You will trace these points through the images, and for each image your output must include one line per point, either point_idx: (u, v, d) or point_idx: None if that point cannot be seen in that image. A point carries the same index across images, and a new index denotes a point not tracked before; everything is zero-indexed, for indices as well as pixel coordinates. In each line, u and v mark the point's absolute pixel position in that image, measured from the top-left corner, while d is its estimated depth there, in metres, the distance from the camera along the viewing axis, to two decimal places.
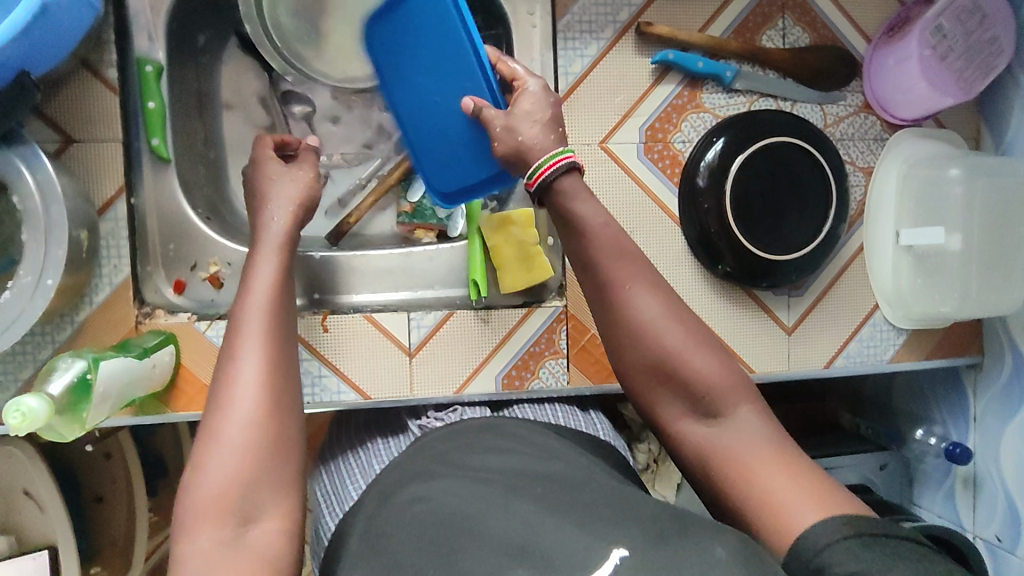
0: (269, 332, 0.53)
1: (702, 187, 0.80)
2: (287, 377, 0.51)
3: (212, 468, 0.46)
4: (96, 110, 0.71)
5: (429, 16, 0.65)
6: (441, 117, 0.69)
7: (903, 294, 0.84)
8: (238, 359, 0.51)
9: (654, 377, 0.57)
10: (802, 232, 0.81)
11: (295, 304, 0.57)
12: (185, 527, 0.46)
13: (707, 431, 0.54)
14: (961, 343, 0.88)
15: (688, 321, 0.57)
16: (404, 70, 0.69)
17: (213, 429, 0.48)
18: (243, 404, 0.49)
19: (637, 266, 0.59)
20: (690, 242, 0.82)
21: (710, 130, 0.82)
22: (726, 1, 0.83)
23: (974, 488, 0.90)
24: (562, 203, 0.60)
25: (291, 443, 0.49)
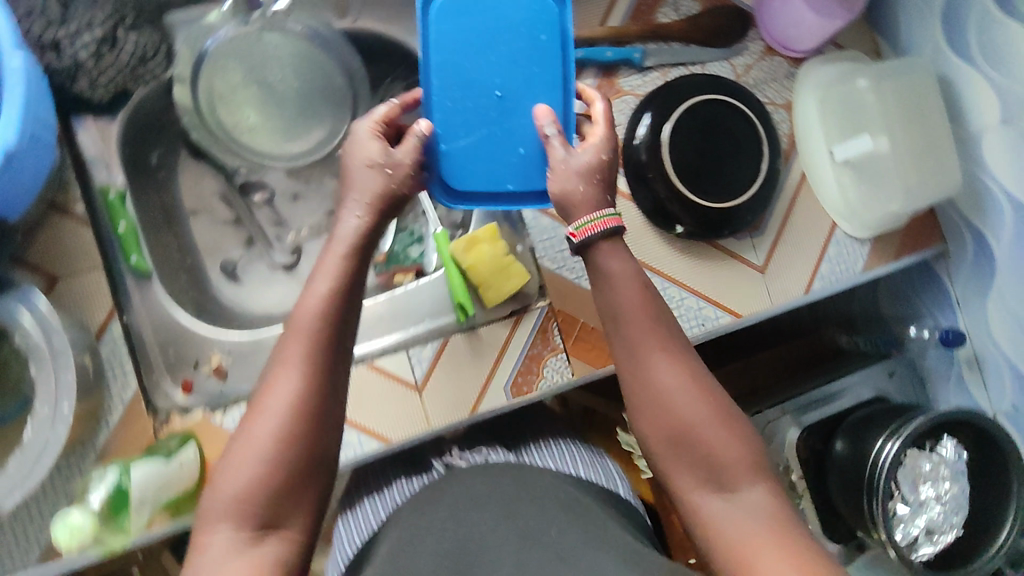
0: (315, 349, 0.56)
1: (643, 160, 0.85)
2: (325, 401, 0.55)
3: (240, 475, 0.52)
4: (73, 245, 0.76)
5: (522, 13, 0.65)
6: (507, 118, 0.66)
7: (853, 205, 0.89)
8: (283, 372, 0.55)
9: (672, 441, 0.59)
10: (744, 177, 0.86)
11: (351, 320, 0.58)
12: (208, 519, 0.52)
13: (719, 505, 0.56)
14: (923, 234, 0.93)
15: (709, 395, 0.59)
16: (480, 58, 0.65)
17: (248, 433, 0.53)
18: (279, 416, 0.53)
19: (660, 336, 0.61)
20: (647, 213, 0.87)
21: (636, 107, 0.88)
22: None
23: (978, 367, 0.94)
24: (607, 257, 0.62)
25: (312, 462, 0.54)
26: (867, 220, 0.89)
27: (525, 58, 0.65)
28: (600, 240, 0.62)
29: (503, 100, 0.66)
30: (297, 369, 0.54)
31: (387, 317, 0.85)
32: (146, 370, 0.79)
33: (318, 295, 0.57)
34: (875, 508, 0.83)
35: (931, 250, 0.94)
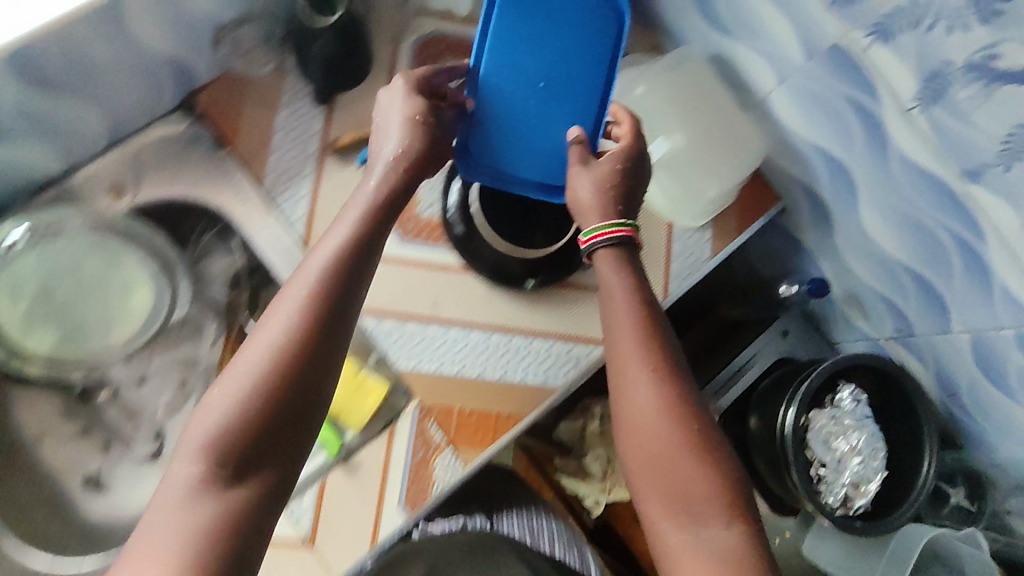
0: (319, 296, 0.55)
1: (462, 230, 0.85)
2: (328, 332, 0.54)
3: (210, 418, 0.51)
4: None
5: (583, 14, 0.70)
6: (547, 110, 0.71)
7: (679, 204, 0.89)
8: (304, 276, 0.56)
9: (649, 463, 0.60)
10: (563, 214, 0.87)
11: (371, 258, 0.59)
12: (181, 450, 0.52)
13: (687, 539, 0.58)
14: (761, 200, 0.95)
15: (694, 425, 0.61)
16: (539, 51, 0.70)
17: (251, 337, 0.54)
18: (274, 348, 0.53)
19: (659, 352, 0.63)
20: (488, 280, 0.86)
21: (444, 180, 0.88)
22: (390, 77, 0.88)
23: (856, 302, 0.98)
24: (607, 267, 0.66)
25: (301, 393, 0.53)
26: (698, 209, 0.90)
27: (579, 52, 0.71)
28: (609, 246, 0.66)
29: (544, 88, 0.71)
30: (285, 318, 0.54)
31: None
32: None
33: (327, 247, 0.57)
34: (793, 472, 0.86)
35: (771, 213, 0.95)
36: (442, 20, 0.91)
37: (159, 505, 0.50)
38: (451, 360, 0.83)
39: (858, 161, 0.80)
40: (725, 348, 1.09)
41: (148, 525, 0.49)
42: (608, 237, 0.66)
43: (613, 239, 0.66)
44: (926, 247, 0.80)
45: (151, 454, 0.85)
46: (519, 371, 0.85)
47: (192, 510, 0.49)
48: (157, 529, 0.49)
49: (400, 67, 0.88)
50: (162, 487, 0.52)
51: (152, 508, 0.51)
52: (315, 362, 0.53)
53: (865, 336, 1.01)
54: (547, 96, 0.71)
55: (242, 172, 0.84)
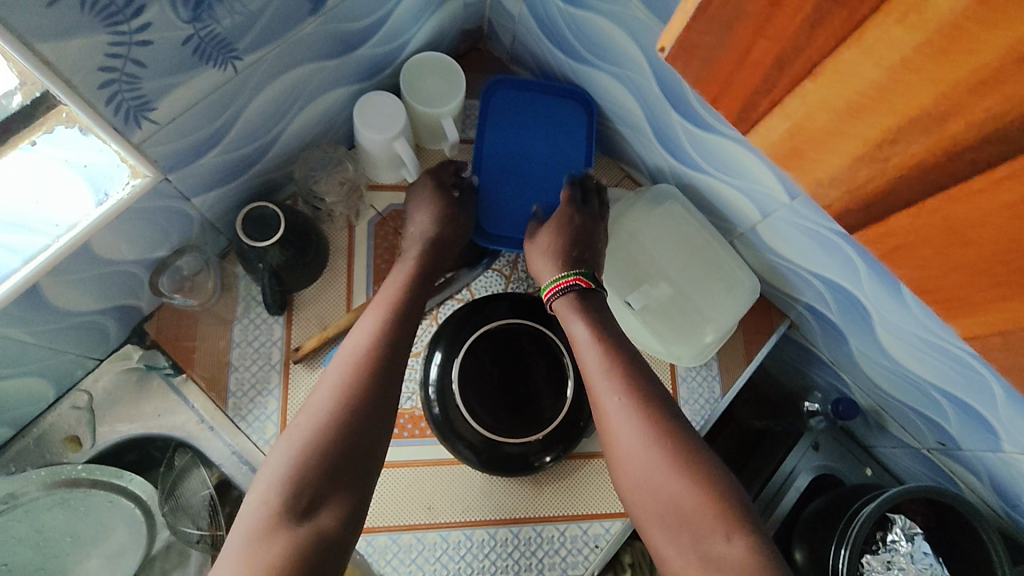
0: (364, 361, 0.61)
1: (440, 413, 0.77)
2: (388, 373, 0.61)
3: (268, 476, 0.54)
4: None
5: (559, 117, 0.87)
6: (543, 181, 0.85)
7: (674, 343, 0.83)
8: (351, 340, 0.64)
9: (640, 489, 0.61)
10: (553, 382, 0.79)
11: (409, 331, 0.66)
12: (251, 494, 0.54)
13: (700, 564, 0.55)
14: (764, 323, 0.90)
15: (679, 441, 0.61)
16: (548, 131, 0.87)
17: (311, 395, 0.60)
18: (323, 405, 0.57)
19: (642, 379, 0.66)
20: (483, 466, 0.77)
21: (421, 367, 0.82)
22: (350, 265, 0.86)
23: (887, 412, 0.90)
24: (563, 314, 0.74)
25: (364, 432, 0.57)
26: (700, 347, 0.83)
27: (563, 142, 0.86)
28: (573, 293, 0.74)
29: (529, 160, 0.86)
30: (340, 375, 0.59)
31: None
32: None
33: (363, 330, 0.65)
34: None
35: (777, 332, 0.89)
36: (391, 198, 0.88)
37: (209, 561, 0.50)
38: (455, 567, 0.76)
39: (867, 291, 0.72)
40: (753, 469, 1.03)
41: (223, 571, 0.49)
42: (567, 285, 0.74)
43: (572, 286, 0.74)
44: (959, 374, 0.71)
45: None
46: (534, 568, 0.78)
47: (257, 543, 0.50)
48: (234, 552, 0.50)
49: (360, 254, 0.86)
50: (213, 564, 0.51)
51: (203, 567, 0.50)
52: (378, 403, 0.59)
53: (905, 444, 0.92)
54: (534, 172, 0.86)
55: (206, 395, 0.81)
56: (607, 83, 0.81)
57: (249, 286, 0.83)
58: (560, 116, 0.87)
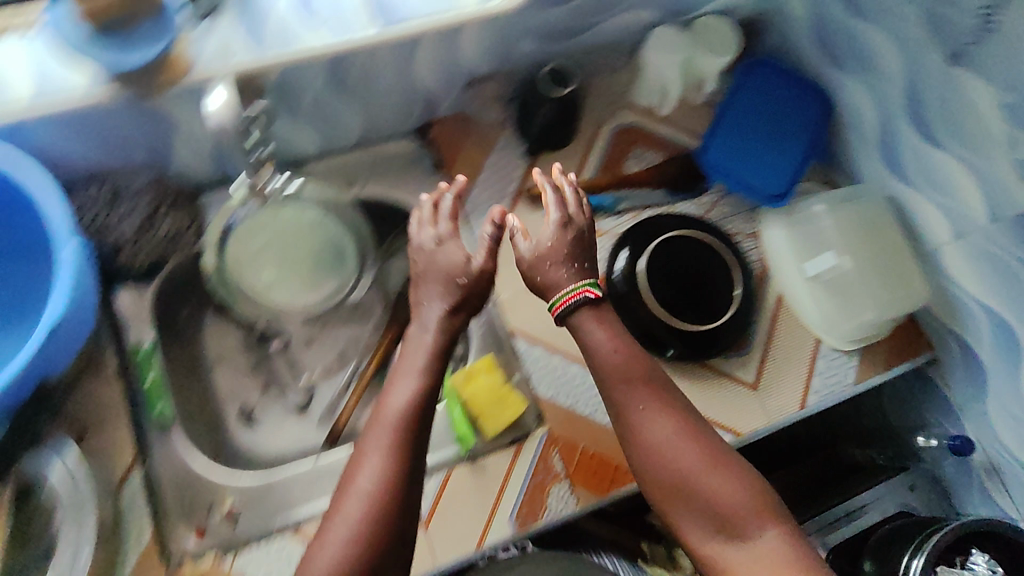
0: (396, 439, 0.68)
1: (624, 290, 0.91)
2: (399, 480, 0.66)
3: (336, 542, 0.63)
4: (101, 402, 0.82)
5: (803, 99, 1.00)
6: (771, 143, 0.99)
7: (830, 316, 0.92)
8: (363, 465, 0.67)
9: (679, 498, 0.71)
10: (718, 305, 0.92)
11: (416, 440, 0.69)
12: (310, 552, 0.64)
13: (739, 554, 0.67)
14: (910, 345, 0.96)
15: (705, 451, 0.72)
16: (790, 107, 1.00)
17: (343, 498, 0.65)
18: (373, 477, 0.66)
19: (655, 392, 0.75)
20: (635, 338, 0.91)
21: (614, 245, 0.95)
22: (588, 149, 1.01)
23: (998, 474, 0.93)
24: (580, 321, 0.78)
25: (395, 519, 0.65)
26: (847, 334, 0.92)
27: (799, 119, 1.00)
28: (566, 312, 0.78)
29: (765, 122, 1.00)
30: (361, 494, 0.65)
31: None
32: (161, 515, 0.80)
33: (404, 390, 0.72)
34: None
35: (921, 360, 0.96)
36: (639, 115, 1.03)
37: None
38: (587, 401, 0.88)
39: None
40: (830, 493, 1.06)
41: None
42: (561, 306, 0.78)
43: (565, 304, 0.78)
44: None
45: (299, 407, 0.98)
46: None
47: None
48: None
49: (599, 143, 1.01)
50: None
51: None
52: (391, 509, 0.65)
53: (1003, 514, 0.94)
54: (764, 134, 1.00)
55: None
56: (860, 90, 0.95)
57: (512, 128, 1.00)
58: (804, 98, 1.00)
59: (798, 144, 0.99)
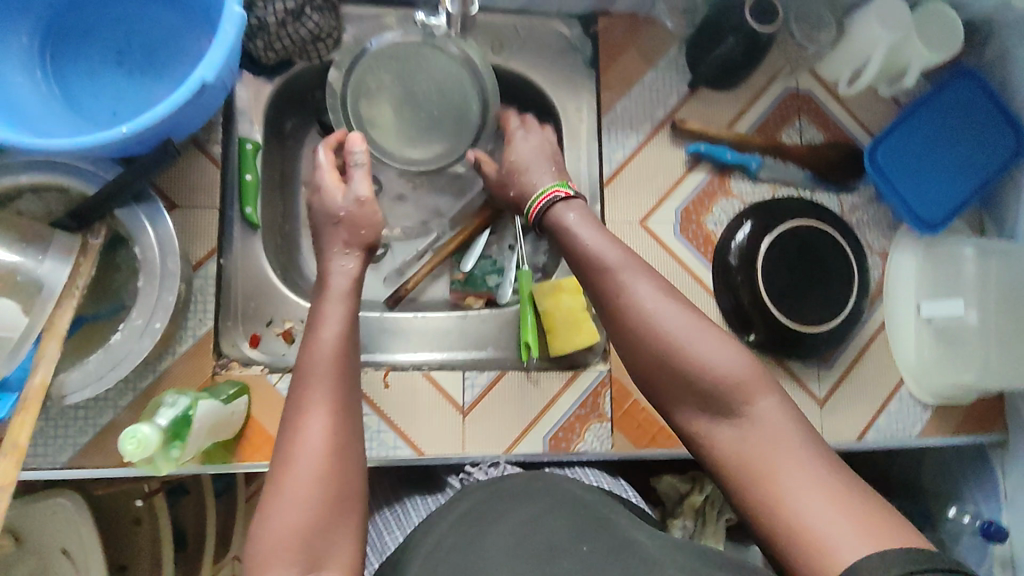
0: (335, 386, 0.65)
1: (733, 265, 0.86)
2: (347, 426, 0.63)
3: (288, 503, 0.58)
4: (199, 181, 0.79)
5: (1000, 124, 0.87)
6: (946, 165, 0.88)
7: (926, 365, 0.88)
8: (304, 414, 0.63)
9: (667, 377, 0.61)
10: (826, 311, 0.86)
11: (351, 377, 0.67)
12: (263, 517, 0.58)
13: (733, 430, 0.58)
14: (985, 420, 0.91)
15: (690, 314, 0.62)
16: (983, 128, 0.88)
17: (289, 453, 0.61)
18: (320, 429, 0.62)
19: (635, 265, 0.65)
20: (724, 312, 0.88)
21: (739, 213, 0.89)
22: (750, 101, 0.91)
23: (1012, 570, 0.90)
24: (558, 217, 0.72)
25: (349, 469, 0.61)
26: (931, 387, 0.88)
27: (988, 145, 0.87)
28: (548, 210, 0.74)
29: (950, 139, 0.88)
30: (299, 445, 0.61)
31: (448, 334, 0.88)
32: (223, 310, 0.81)
33: (334, 322, 0.69)
34: None
35: (989, 437, 0.91)
36: (819, 83, 0.93)
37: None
38: None
39: None
40: None
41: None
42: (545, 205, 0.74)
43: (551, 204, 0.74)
44: None
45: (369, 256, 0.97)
46: None
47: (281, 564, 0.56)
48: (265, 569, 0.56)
49: (764, 99, 0.92)
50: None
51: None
52: (340, 454, 0.61)
53: None
54: (942, 150, 0.88)
55: (589, 96, 0.92)
56: None
57: (681, 52, 0.90)
58: (1002, 123, 0.87)
59: (979, 176, 0.87)
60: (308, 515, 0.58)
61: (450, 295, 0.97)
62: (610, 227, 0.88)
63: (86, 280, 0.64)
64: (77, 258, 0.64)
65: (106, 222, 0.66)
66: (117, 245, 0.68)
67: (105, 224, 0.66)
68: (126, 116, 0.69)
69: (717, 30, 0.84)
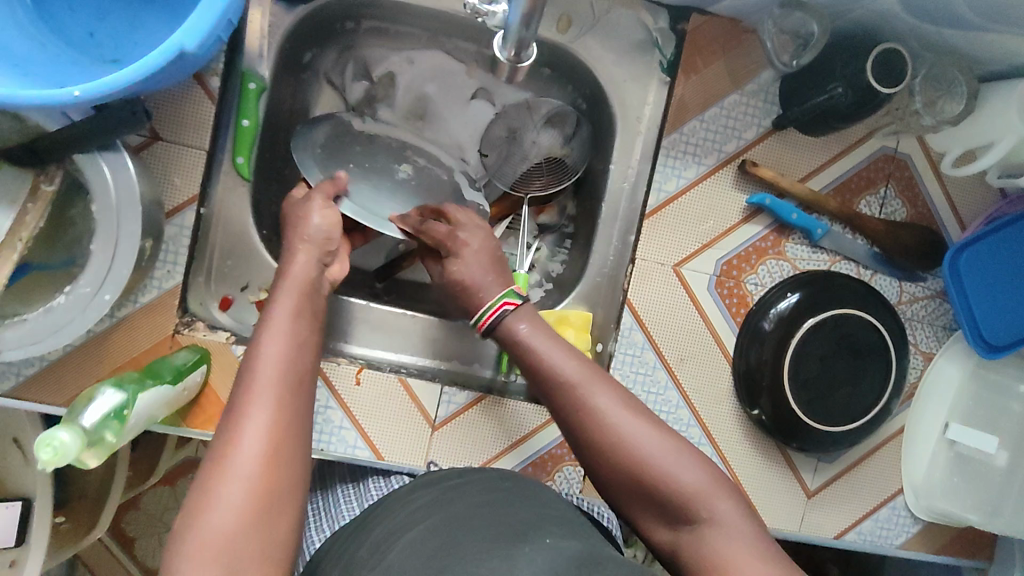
0: (282, 389, 0.53)
1: (765, 332, 0.77)
2: (294, 425, 0.52)
3: (211, 516, 0.47)
4: (189, 115, 0.69)
5: None
6: None
7: (933, 485, 0.81)
8: (244, 411, 0.51)
9: (628, 496, 0.59)
10: (848, 411, 0.78)
11: (307, 373, 0.57)
12: (180, 535, 0.46)
13: (691, 539, 0.55)
14: (973, 547, 0.85)
15: (661, 428, 0.59)
16: None
17: (222, 456, 0.49)
18: (254, 431, 0.50)
19: (600, 375, 0.61)
20: (736, 381, 0.80)
21: (786, 281, 0.78)
22: (837, 154, 0.79)
23: None
24: (513, 332, 0.66)
25: (285, 474, 0.50)
26: (930, 507, 0.82)
27: None
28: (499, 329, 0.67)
29: None
30: (240, 439, 0.49)
31: (434, 338, 0.82)
32: (197, 260, 0.74)
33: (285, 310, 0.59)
34: None
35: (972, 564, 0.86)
36: (917, 150, 0.80)
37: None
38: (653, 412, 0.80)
39: None
40: None
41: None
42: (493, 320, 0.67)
43: (500, 320, 0.66)
44: None
45: None
46: None
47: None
48: None
49: (853, 156, 0.79)
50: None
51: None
52: (280, 452, 0.50)
53: None
54: None
55: (652, 104, 0.79)
56: None
57: (776, 80, 0.77)
58: None
59: None
60: (229, 532, 0.46)
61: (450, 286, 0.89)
62: (638, 265, 0.78)
63: (31, 233, 0.55)
64: (23, 206, 0.56)
65: (63, 167, 0.57)
66: (74, 192, 0.60)
67: (62, 168, 0.57)
68: (104, 42, 0.60)
69: (822, 72, 0.70)
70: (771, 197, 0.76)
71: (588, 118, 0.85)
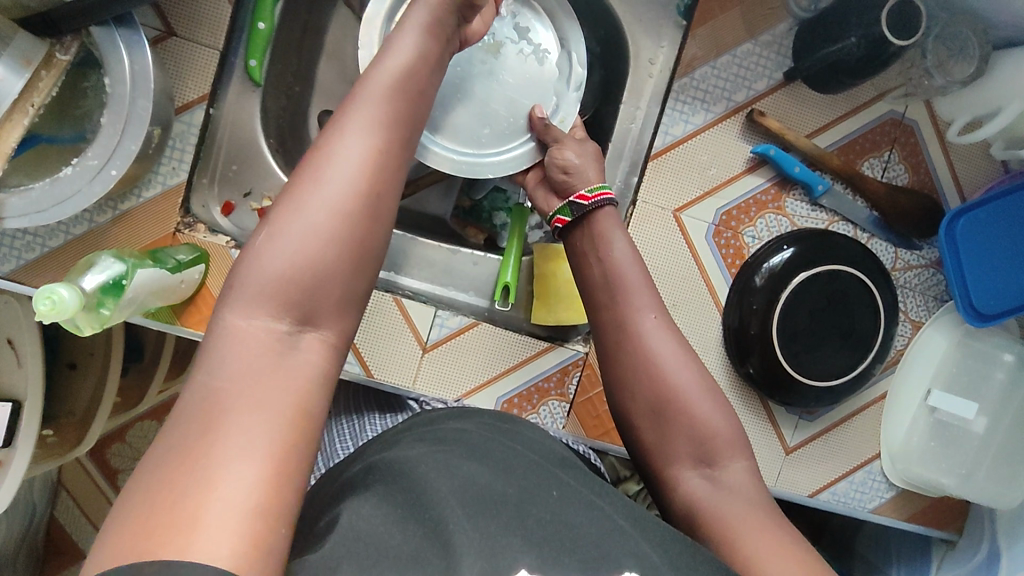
0: (381, 136, 0.52)
1: (757, 286, 0.77)
2: (387, 177, 0.51)
3: (286, 247, 0.47)
4: (205, 12, 0.69)
5: None
6: None
7: (911, 452, 0.81)
8: (343, 139, 0.51)
9: (656, 427, 0.61)
10: (833, 368, 0.79)
11: (408, 125, 0.55)
12: (257, 249, 0.47)
13: (706, 484, 0.58)
14: (944, 517, 0.86)
15: (702, 373, 0.63)
16: None
17: (315, 179, 0.49)
18: (344, 186, 0.49)
19: (654, 300, 0.65)
20: (726, 333, 0.80)
21: (783, 235, 0.79)
22: (845, 113, 0.79)
23: None
24: (603, 226, 0.69)
25: (368, 231, 0.49)
26: (906, 473, 0.82)
27: None
28: (594, 213, 0.69)
29: None
30: (331, 173, 0.49)
31: (433, 265, 0.84)
32: (203, 161, 0.75)
33: (403, 73, 0.56)
34: None
35: (942, 535, 0.86)
36: (925, 118, 0.80)
37: (236, 349, 0.44)
38: None
39: None
40: None
41: (216, 381, 0.42)
42: (596, 202, 0.69)
43: (600, 207, 0.69)
44: None
45: None
46: None
47: (263, 305, 0.45)
48: (240, 302, 0.45)
49: (860, 118, 0.79)
50: (232, 322, 0.45)
51: (222, 360, 0.43)
52: (366, 202, 0.49)
53: None
54: None
55: (667, 48, 0.80)
56: None
57: (791, 32, 0.77)
58: None
59: None
60: (304, 268, 0.47)
61: (451, 221, 0.91)
62: (638, 206, 0.78)
63: (43, 99, 0.57)
64: (37, 71, 0.56)
65: (79, 38, 0.58)
66: (88, 66, 0.61)
67: (77, 40, 0.58)
68: None
69: (839, 22, 0.71)
70: (776, 150, 0.77)
71: (601, 63, 0.87)
